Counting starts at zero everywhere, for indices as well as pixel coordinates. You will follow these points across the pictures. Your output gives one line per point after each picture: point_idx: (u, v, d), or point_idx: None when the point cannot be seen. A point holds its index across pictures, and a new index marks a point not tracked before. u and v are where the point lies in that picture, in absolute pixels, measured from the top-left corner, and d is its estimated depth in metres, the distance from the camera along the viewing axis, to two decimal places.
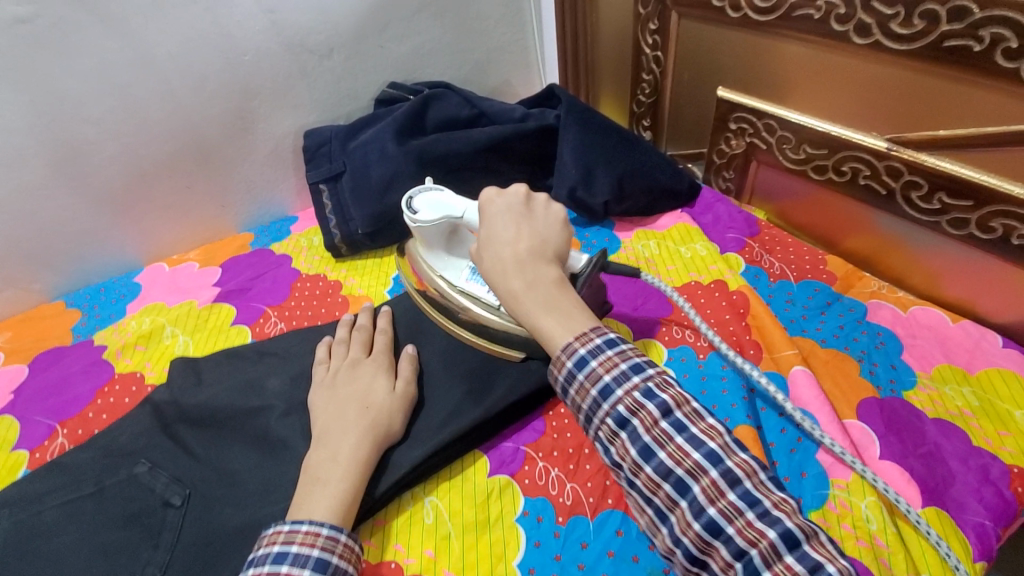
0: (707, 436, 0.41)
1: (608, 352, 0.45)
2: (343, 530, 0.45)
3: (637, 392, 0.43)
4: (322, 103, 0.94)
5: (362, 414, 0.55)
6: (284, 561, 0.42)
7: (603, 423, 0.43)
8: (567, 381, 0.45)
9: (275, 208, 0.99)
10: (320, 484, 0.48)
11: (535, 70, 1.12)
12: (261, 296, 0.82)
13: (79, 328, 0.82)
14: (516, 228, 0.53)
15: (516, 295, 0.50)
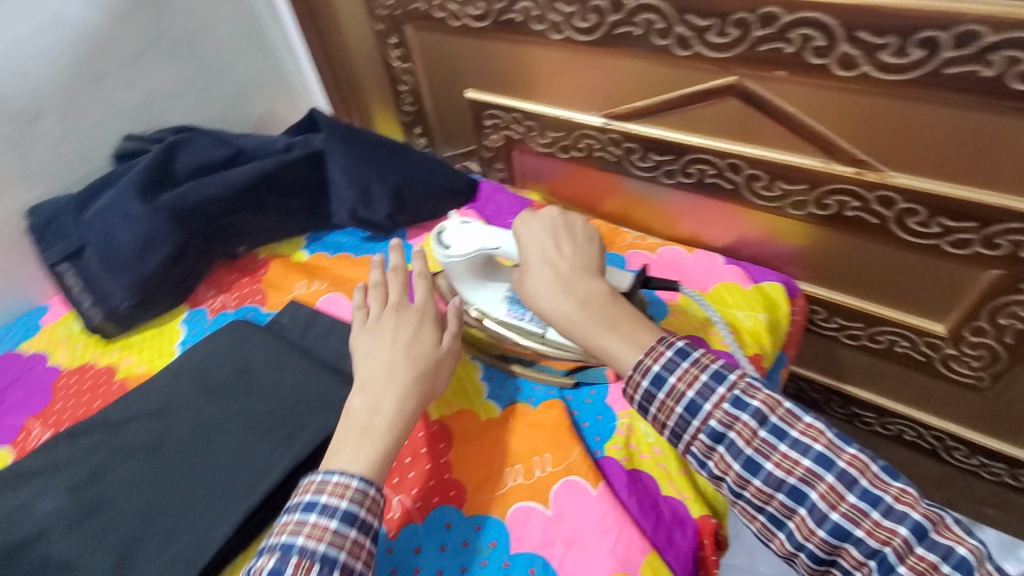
0: (810, 439, 0.48)
1: (683, 365, 0.53)
2: (373, 483, 0.49)
3: (727, 404, 0.50)
4: (43, 173, 0.82)
5: (409, 364, 0.57)
6: (315, 511, 0.47)
7: (696, 439, 0.51)
8: (645, 400, 0.54)
9: (19, 301, 0.85)
10: (360, 433, 0.52)
11: (298, 94, 1.11)
12: (15, 410, 0.70)
13: None
14: (556, 250, 0.62)
15: (568, 316, 0.58)
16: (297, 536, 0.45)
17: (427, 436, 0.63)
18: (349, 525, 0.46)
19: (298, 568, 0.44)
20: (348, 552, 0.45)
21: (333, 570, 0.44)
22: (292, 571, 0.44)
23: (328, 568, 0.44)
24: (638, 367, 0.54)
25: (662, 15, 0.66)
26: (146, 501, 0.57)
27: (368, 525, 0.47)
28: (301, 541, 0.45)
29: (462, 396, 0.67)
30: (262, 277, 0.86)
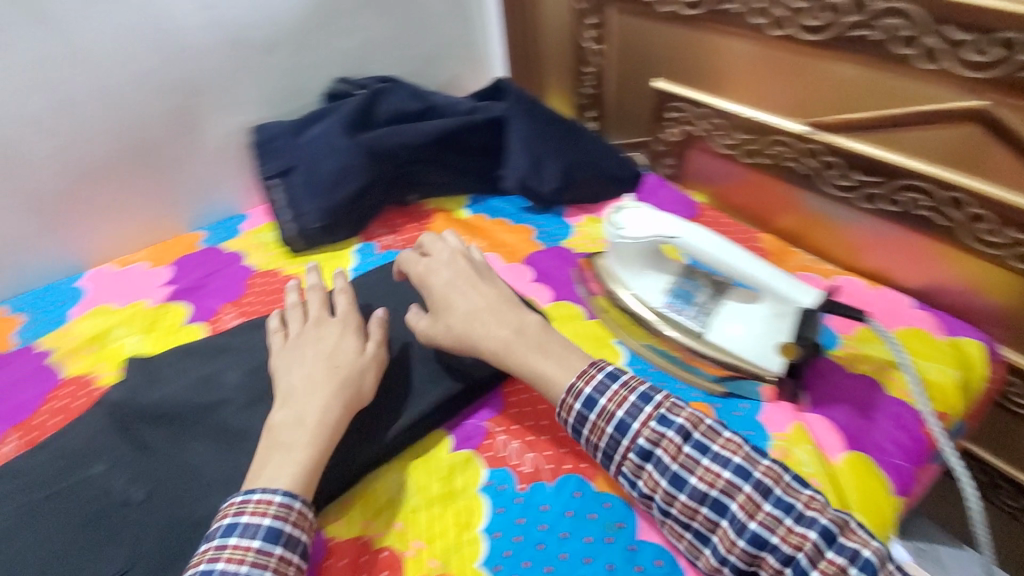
0: (729, 452, 0.50)
1: (613, 386, 0.54)
2: (298, 500, 0.50)
3: (654, 422, 0.51)
4: (268, 99, 0.93)
5: (330, 375, 0.57)
6: (235, 532, 0.47)
7: (626, 458, 0.52)
8: (577, 422, 0.54)
9: (226, 206, 0.97)
10: (285, 449, 0.52)
11: (482, 65, 1.14)
12: (215, 294, 0.80)
13: (23, 332, 0.76)
14: (473, 288, 0.64)
15: (502, 337, 0.60)
16: (216, 559, 0.46)
17: None
18: (273, 542, 0.47)
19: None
20: (274, 569, 0.46)
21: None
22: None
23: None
24: (570, 390, 0.54)
25: (912, 22, 0.61)
26: None
27: (294, 541, 0.48)
28: (223, 564, 0.46)
29: None
30: (427, 227, 0.91)
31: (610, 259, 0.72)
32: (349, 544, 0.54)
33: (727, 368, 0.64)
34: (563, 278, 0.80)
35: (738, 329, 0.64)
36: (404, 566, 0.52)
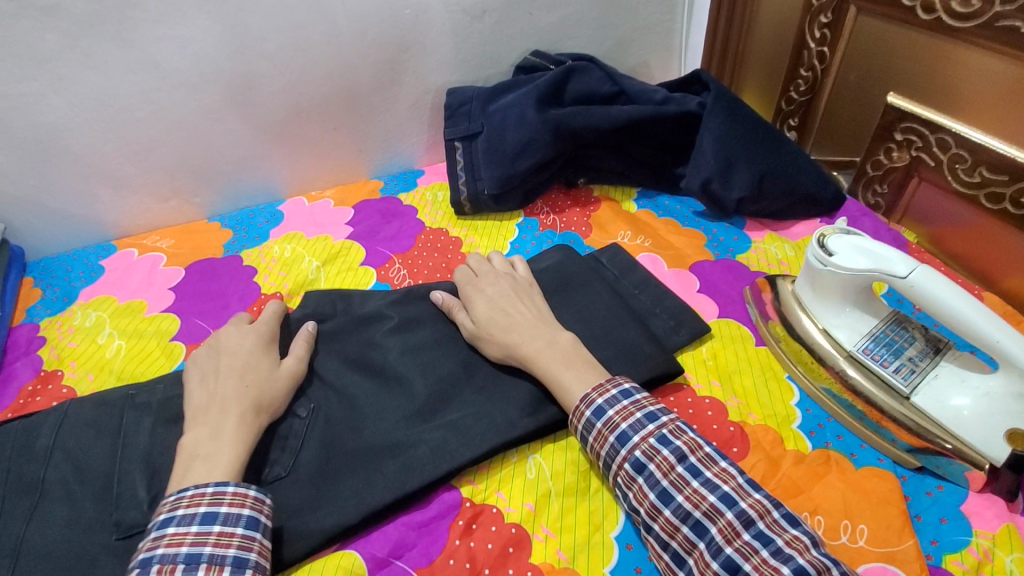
0: (720, 480, 0.48)
1: (623, 402, 0.53)
2: (233, 483, 0.48)
3: (653, 439, 0.51)
4: (465, 64, 0.96)
5: (241, 393, 0.55)
6: (169, 525, 0.45)
7: (621, 468, 0.51)
8: (585, 429, 0.54)
9: (405, 159, 1.03)
10: (203, 456, 0.49)
11: (675, 55, 1.09)
12: (387, 242, 0.84)
13: (230, 244, 0.86)
14: (510, 307, 0.64)
15: (541, 346, 0.59)
16: (155, 548, 0.44)
17: (722, 431, 0.59)
18: (211, 523, 0.45)
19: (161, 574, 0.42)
20: (214, 546, 0.44)
21: (198, 565, 0.43)
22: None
23: (190, 566, 0.43)
24: (584, 398, 0.54)
25: None
26: (467, 357, 0.64)
27: (234, 516, 0.46)
28: (162, 550, 0.44)
29: (769, 412, 0.61)
30: (591, 213, 0.89)
31: (805, 286, 0.65)
32: (481, 511, 0.54)
33: (919, 439, 0.55)
34: (733, 295, 0.74)
35: (960, 400, 0.55)
36: (532, 549, 0.52)
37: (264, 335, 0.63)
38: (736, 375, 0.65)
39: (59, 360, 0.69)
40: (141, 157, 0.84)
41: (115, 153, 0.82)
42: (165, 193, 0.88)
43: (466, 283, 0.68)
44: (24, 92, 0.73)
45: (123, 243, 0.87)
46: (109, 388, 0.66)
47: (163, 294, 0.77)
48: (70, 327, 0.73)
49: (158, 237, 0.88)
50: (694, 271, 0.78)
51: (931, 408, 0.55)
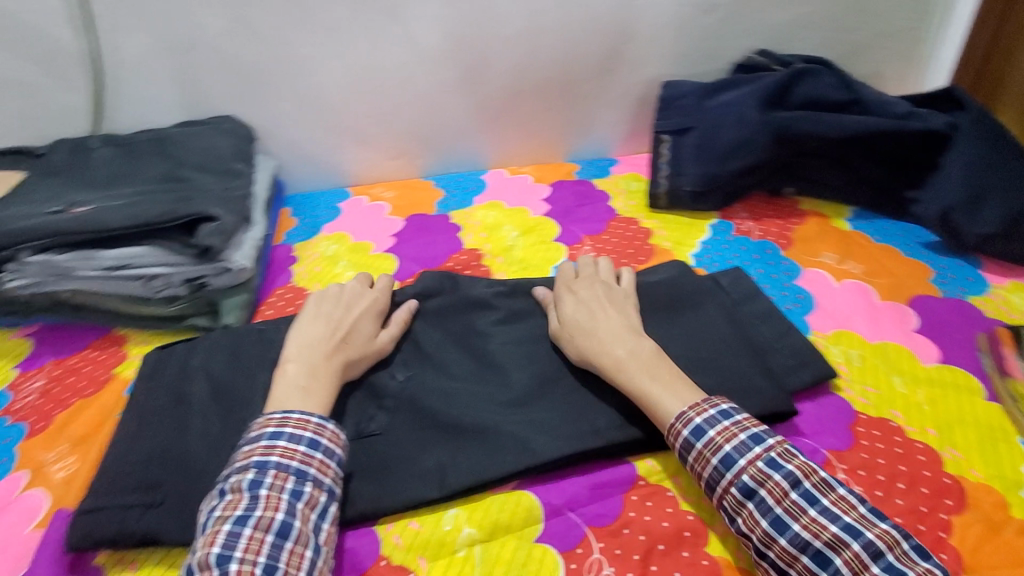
0: (839, 509, 0.47)
1: (724, 422, 0.52)
2: (331, 420, 0.54)
3: (762, 463, 0.50)
4: (683, 58, 0.95)
5: (339, 345, 0.60)
6: (280, 438, 0.51)
7: (727, 491, 0.50)
8: (682, 450, 0.53)
9: (601, 147, 1.06)
10: (300, 391, 0.55)
11: (915, 67, 1.02)
12: (581, 224, 0.88)
13: (441, 205, 0.96)
14: (595, 311, 0.64)
15: (628, 355, 0.58)
16: (269, 455, 0.50)
17: (933, 481, 0.55)
18: (315, 448, 0.52)
19: (277, 479, 0.49)
20: (318, 469, 0.51)
21: (306, 480, 0.50)
22: (271, 482, 0.49)
23: (300, 478, 0.50)
24: (681, 416, 0.53)
25: None
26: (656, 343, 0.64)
27: (333, 449, 0.53)
28: (276, 458, 0.50)
29: (995, 476, 0.56)
30: (793, 228, 0.83)
31: None
32: (655, 491, 0.56)
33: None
34: (960, 338, 0.67)
35: None
36: (710, 541, 0.53)
37: (378, 301, 0.67)
38: (956, 428, 0.59)
39: (307, 280, 0.83)
40: (383, 119, 0.97)
41: (366, 112, 0.96)
42: (394, 152, 1.01)
43: (563, 283, 0.69)
44: (313, 54, 0.88)
45: (356, 191, 1.02)
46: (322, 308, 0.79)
47: (386, 239, 0.89)
48: (316, 253, 0.88)
49: (384, 189, 1.01)
50: (913, 306, 0.71)
51: None
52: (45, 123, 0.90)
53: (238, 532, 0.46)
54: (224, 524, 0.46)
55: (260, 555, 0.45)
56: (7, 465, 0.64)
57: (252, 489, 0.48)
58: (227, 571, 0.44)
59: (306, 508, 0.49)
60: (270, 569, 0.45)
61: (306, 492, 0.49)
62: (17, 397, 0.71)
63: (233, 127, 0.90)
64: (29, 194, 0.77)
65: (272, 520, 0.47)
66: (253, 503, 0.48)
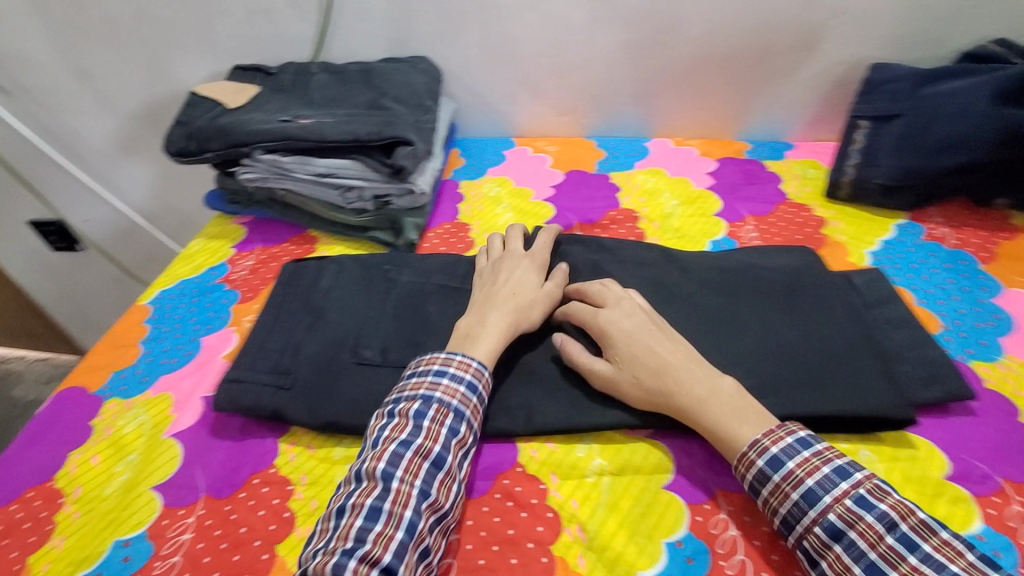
0: (943, 556, 0.42)
1: (804, 454, 0.48)
2: (488, 370, 0.58)
3: (850, 502, 0.45)
4: (899, 42, 0.87)
5: (507, 299, 0.63)
6: (444, 377, 0.56)
7: (809, 531, 0.46)
8: (757, 481, 0.49)
9: (777, 129, 1.00)
10: (467, 338, 0.60)
11: None
12: (746, 202, 0.85)
13: (601, 164, 0.97)
14: (655, 343, 0.57)
15: (707, 392, 0.53)
16: (433, 391, 0.55)
17: None
18: (471, 392, 0.56)
19: (438, 413, 0.54)
20: (471, 413, 0.56)
21: (461, 420, 0.55)
22: (434, 415, 0.54)
23: (458, 418, 0.55)
24: (754, 445, 0.50)
25: None
26: (819, 328, 0.62)
27: (483, 397, 0.57)
28: (439, 394, 0.55)
29: None
30: (999, 242, 0.74)
31: None
32: None
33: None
34: None
35: None
36: None
37: (535, 258, 0.69)
38: None
39: (470, 216, 0.90)
40: (561, 74, 1.00)
41: (545, 67, 0.99)
42: (565, 109, 1.04)
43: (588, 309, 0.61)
44: (513, 5, 0.93)
45: (521, 142, 1.07)
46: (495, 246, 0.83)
47: (545, 189, 0.93)
48: (480, 193, 0.94)
49: (547, 142, 1.05)
50: None
51: None
52: (280, 49, 1.06)
53: (400, 454, 0.51)
54: (391, 444, 0.52)
55: (417, 477, 0.51)
56: (224, 320, 0.79)
57: (416, 418, 0.54)
58: (389, 487, 0.50)
59: (457, 446, 0.54)
60: (425, 492, 0.50)
61: (461, 431, 0.54)
62: (234, 270, 0.86)
63: (427, 68, 0.99)
64: (264, 106, 0.92)
65: (430, 449, 0.52)
66: (415, 430, 0.53)
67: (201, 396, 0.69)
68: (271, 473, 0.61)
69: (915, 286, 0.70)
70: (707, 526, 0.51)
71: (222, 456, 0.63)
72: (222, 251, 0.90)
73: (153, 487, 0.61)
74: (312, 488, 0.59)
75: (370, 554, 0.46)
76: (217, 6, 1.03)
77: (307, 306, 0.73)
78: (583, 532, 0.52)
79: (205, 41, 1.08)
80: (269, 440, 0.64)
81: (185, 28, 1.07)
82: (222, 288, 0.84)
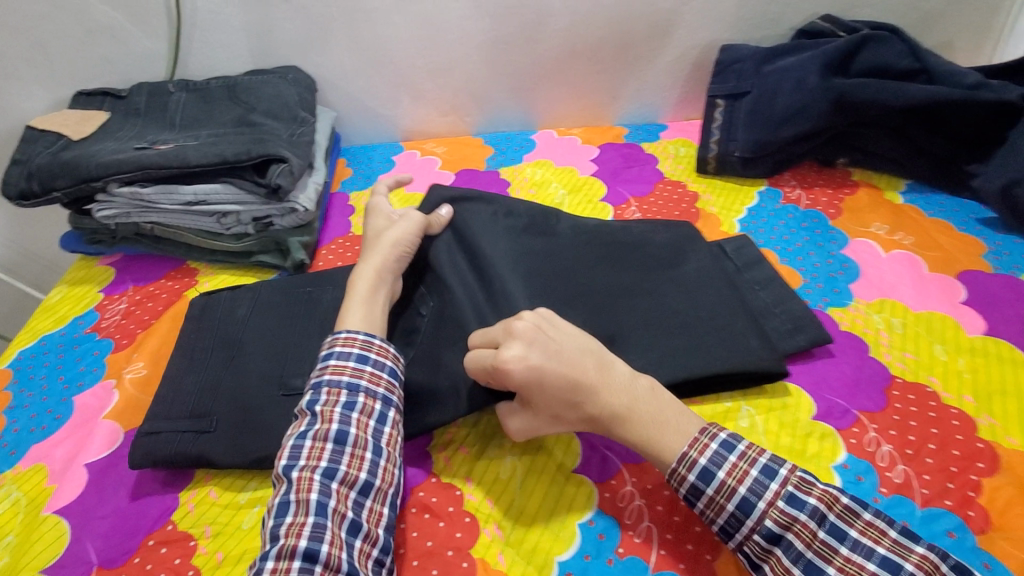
0: (870, 540, 0.44)
1: (731, 459, 0.48)
2: (377, 337, 0.58)
3: (782, 502, 0.46)
4: (743, 22, 0.93)
5: (368, 258, 0.64)
6: (330, 358, 0.56)
7: (749, 539, 0.47)
8: (692, 494, 0.49)
9: (651, 112, 1.05)
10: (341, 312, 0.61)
11: (992, 37, 0.94)
12: (627, 185, 0.89)
13: (490, 161, 0.98)
14: (565, 371, 0.51)
15: (628, 405, 0.51)
16: (323, 374, 0.55)
17: (968, 444, 0.55)
18: (363, 363, 0.56)
19: (330, 394, 0.54)
20: (369, 380, 0.55)
21: (358, 392, 0.55)
22: (326, 398, 0.54)
23: (353, 390, 0.54)
24: (683, 459, 0.49)
25: None
26: (695, 297, 0.66)
27: (381, 363, 0.57)
28: (328, 376, 0.55)
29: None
30: (843, 198, 0.83)
31: None
32: None
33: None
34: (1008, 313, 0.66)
35: None
36: None
37: (382, 208, 0.70)
38: (995, 396, 0.58)
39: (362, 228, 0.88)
40: (439, 75, 0.99)
41: (421, 68, 0.98)
42: (448, 108, 1.04)
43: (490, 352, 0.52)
44: (377, 7, 0.91)
45: (408, 145, 1.05)
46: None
47: None
48: None
49: (435, 144, 1.04)
50: (961, 279, 0.70)
51: None
52: (130, 69, 0.97)
53: (300, 444, 0.52)
54: (291, 439, 0.53)
55: (321, 460, 0.51)
56: (99, 374, 0.72)
57: (311, 406, 0.54)
58: (293, 477, 0.50)
59: (361, 416, 0.54)
60: (332, 470, 0.51)
61: (360, 401, 0.54)
62: (105, 316, 0.79)
63: (297, 77, 0.94)
64: (116, 133, 0.84)
65: (328, 430, 0.52)
66: (312, 418, 0.53)
67: (83, 463, 0.63)
68: (168, 531, 0.57)
69: (778, 247, 0.77)
70: (615, 500, 0.54)
71: (111, 523, 0.58)
72: (87, 298, 0.82)
73: (38, 573, 0.55)
74: (216, 539, 0.56)
75: (285, 547, 0.47)
76: (48, 28, 0.92)
77: (201, 348, 0.69)
78: (501, 530, 0.53)
79: (40, 68, 0.96)
80: (163, 497, 0.59)
81: (12, 55, 0.95)
82: (92, 338, 0.76)
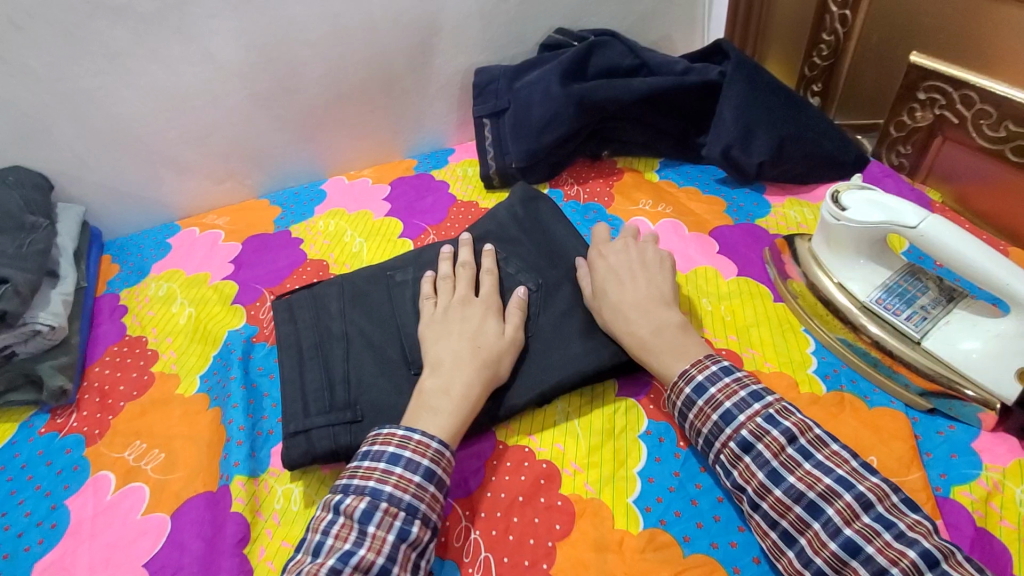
0: (833, 463, 0.48)
1: (726, 379, 0.54)
2: (449, 448, 0.53)
3: (760, 419, 0.51)
4: (494, 44, 0.99)
5: (473, 355, 0.58)
6: (398, 465, 0.51)
7: (725, 446, 0.52)
8: (684, 406, 0.55)
9: (437, 139, 1.08)
10: (430, 412, 0.55)
11: (698, 26, 1.09)
12: (422, 216, 0.90)
13: (279, 221, 0.93)
14: (631, 278, 0.63)
15: (653, 327, 0.59)
16: (385, 484, 0.50)
17: None
18: (428, 480, 0.51)
19: (387, 514, 0.49)
20: (428, 504, 0.50)
21: (416, 518, 0.49)
22: (381, 517, 0.48)
23: (411, 515, 0.49)
24: (683, 373, 0.55)
25: None
26: None
27: (444, 484, 0.52)
28: (390, 489, 0.50)
29: (784, 355, 0.65)
30: (613, 184, 0.91)
31: (819, 231, 0.69)
32: (511, 449, 0.59)
33: (938, 385, 0.58)
34: (751, 255, 0.77)
35: (970, 344, 0.58)
36: (561, 481, 0.56)
37: (489, 300, 0.63)
38: (751, 329, 0.68)
39: (141, 327, 0.78)
40: (198, 143, 0.92)
41: (177, 141, 0.90)
42: (221, 174, 0.96)
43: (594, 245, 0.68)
44: (100, 85, 0.82)
45: (185, 223, 0.96)
46: (213, 357, 0.73)
47: (223, 267, 0.85)
48: (146, 297, 0.82)
49: (214, 216, 0.96)
50: (714, 235, 0.80)
51: (933, 347, 0.59)
52: None
53: (340, 568, 0.46)
54: (333, 556, 0.47)
55: None
56: None
57: (361, 523, 0.48)
58: None
59: (409, 549, 0.48)
60: None
61: (414, 531, 0.49)
62: None
63: (20, 178, 0.80)
64: None
65: (373, 562, 0.47)
66: (361, 537, 0.48)
67: None
68: None
69: None
70: (451, 542, 0.53)
71: None
72: None
73: None
74: None
75: None
76: None
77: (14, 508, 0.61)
78: None
79: None
80: None
81: None
82: None
